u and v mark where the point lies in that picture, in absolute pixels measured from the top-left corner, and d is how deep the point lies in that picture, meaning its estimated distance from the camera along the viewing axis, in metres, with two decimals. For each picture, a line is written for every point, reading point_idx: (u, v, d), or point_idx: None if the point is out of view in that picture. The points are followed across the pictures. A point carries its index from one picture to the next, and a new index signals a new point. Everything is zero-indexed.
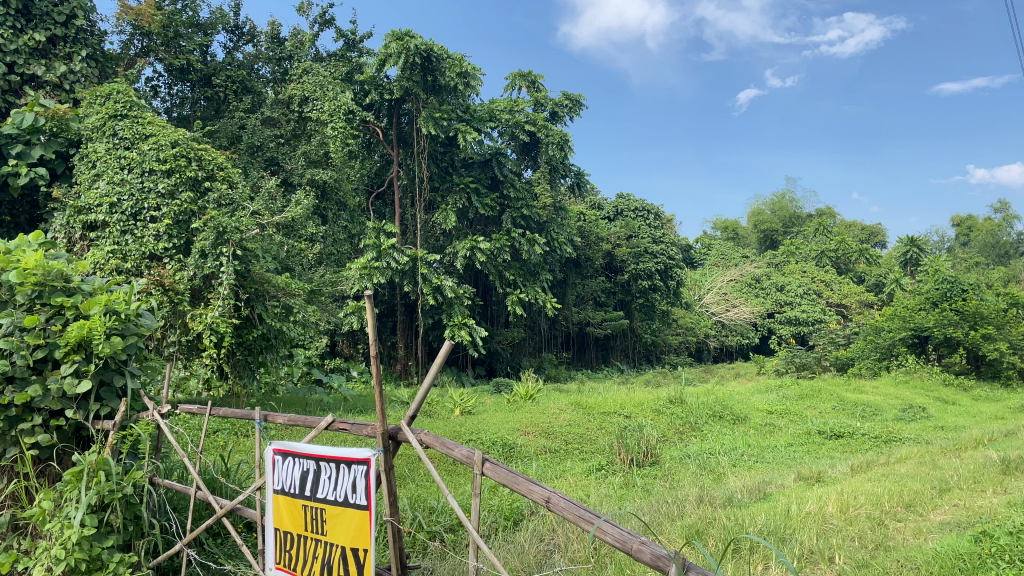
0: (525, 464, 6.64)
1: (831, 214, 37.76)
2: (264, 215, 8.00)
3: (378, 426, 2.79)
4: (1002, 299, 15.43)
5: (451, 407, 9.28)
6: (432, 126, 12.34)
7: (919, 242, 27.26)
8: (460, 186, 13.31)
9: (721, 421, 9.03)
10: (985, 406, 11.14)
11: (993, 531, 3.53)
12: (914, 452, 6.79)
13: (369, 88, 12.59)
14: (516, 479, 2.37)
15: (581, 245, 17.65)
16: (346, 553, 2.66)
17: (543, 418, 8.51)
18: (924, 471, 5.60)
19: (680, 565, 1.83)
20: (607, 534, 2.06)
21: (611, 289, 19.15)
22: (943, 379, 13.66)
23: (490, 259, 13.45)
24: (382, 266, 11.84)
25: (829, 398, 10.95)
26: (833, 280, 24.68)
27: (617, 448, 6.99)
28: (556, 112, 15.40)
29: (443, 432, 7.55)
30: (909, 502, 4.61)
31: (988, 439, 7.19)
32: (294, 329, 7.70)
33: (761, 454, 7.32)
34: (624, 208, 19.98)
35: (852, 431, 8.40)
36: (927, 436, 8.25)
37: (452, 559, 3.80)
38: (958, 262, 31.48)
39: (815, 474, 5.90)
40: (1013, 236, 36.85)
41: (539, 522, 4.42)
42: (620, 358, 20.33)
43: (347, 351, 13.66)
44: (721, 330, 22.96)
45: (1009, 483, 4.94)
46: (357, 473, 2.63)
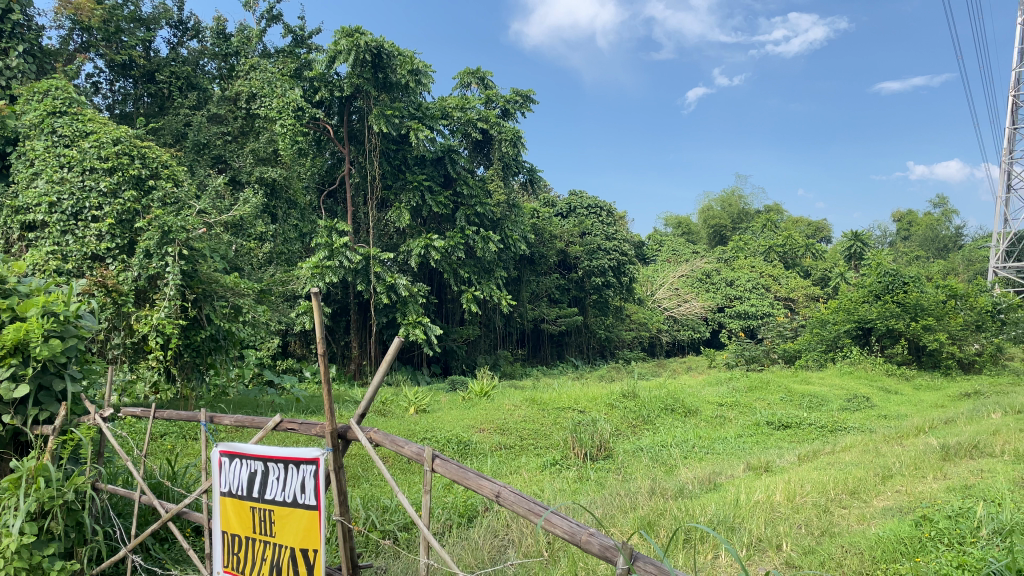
0: (480, 460, 6.64)
1: (778, 211, 38.55)
2: (212, 214, 7.84)
3: (326, 425, 2.77)
4: (940, 291, 15.94)
5: (406, 406, 9.23)
6: (383, 123, 12.26)
7: (862, 237, 28.00)
8: (413, 183, 13.25)
9: (673, 414, 9.18)
10: (927, 394, 11.52)
11: (933, 516, 3.67)
12: (859, 441, 6.99)
13: (319, 85, 12.44)
14: (466, 474, 2.41)
15: (535, 242, 17.68)
16: (297, 554, 2.64)
17: (497, 414, 8.52)
18: (868, 458, 5.78)
19: (627, 555, 1.90)
20: (556, 526, 2.11)
21: (564, 286, 19.28)
22: (886, 370, 14.08)
23: (444, 257, 13.40)
24: (334, 265, 11.74)
25: (779, 389, 11.20)
26: (780, 274, 25.22)
27: (572, 443, 7.04)
28: (507, 109, 15.40)
29: (397, 431, 7.50)
30: (854, 489, 4.75)
31: (929, 427, 7.44)
32: (244, 329, 7.54)
33: (712, 445, 7.47)
34: (578, 205, 20.02)
35: (800, 422, 8.61)
36: (872, 425, 8.50)
37: (405, 557, 3.80)
38: (899, 256, 32.44)
39: (764, 464, 6.03)
40: (951, 230, 38.11)
41: (493, 518, 4.43)
42: (575, 354, 20.50)
43: (299, 352, 13.50)
44: (673, 325, 23.30)
45: (947, 468, 5.12)
46: (306, 473, 2.60)
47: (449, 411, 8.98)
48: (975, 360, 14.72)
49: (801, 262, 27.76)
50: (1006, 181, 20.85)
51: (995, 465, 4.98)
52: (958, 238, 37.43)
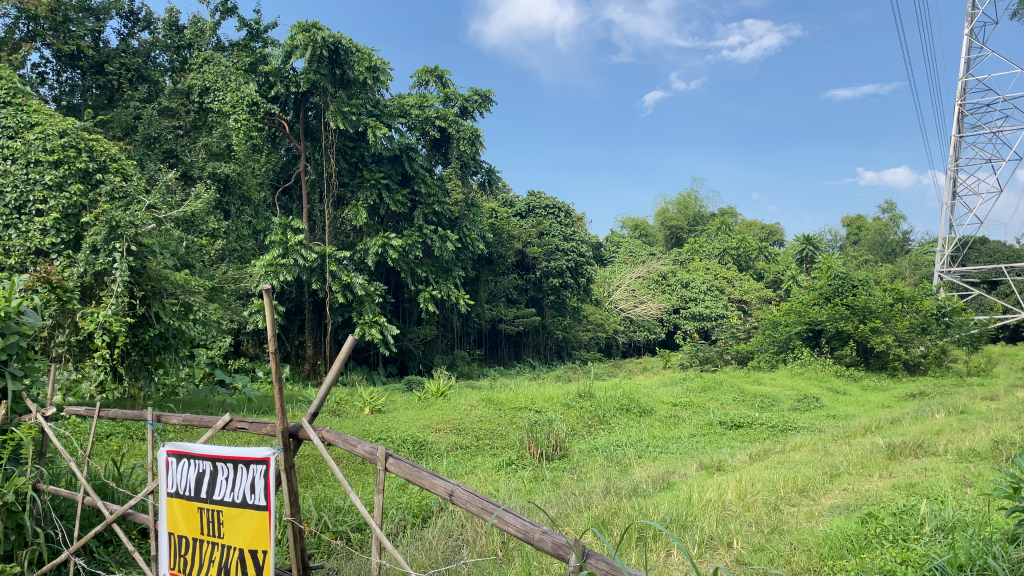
0: (435, 460, 6.61)
1: (733, 214, 39.16)
2: (162, 209, 7.66)
3: (278, 424, 2.74)
4: (887, 294, 16.35)
5: (361, 406, 9.14)
6: (340, 120, 12.15)
7: (813, 241, 28.60)
8: (370, 181, 13.14)
9: (628, 414, 9.27)
10: (873, 395, 11.83)
11: (879, 514, 3.77)
12: (808, 440, 7.15)
13: (275, 80, 12.27)
14: (419, 473, 2.42)
15: (493, 242, 17.64)
16: (245, 556, 2.59)
17: (454, 414, 8.50)
18: (817, 457, 5.91)
19: (579, 553, 1.94)
20: (509, 524, 2.13)
21: (522, 286, 19.32)
22: (835, 370, 14.42)
23: (401, 256, 13.32)
24: (289, 263, 11.61)
25: (731, 390, 11.39)
26: (734, 277, 25.63)
27: (527, 442, 7.07)
28: (465, 108, 15.37)
29: (351, 431, 7.42)
30: (803, 487, 4.85)
31: (876, 427, 7.64)
32: (195, 328, 7.38)
33: (666, 445, 7.56)
34: (536, 205, 20.05)
35: (751, 421, 8.76)
36: (821, 425, 8.70)
37: (357, 558, 3.77)
38: (848, 259, 33.22)
39: (716, 463, 6.12)
40: (898, 235, 39.15)
41: (447, 518, 4.41)
42: (532, 354, 20.55)
43: (252, 351, 13.29)
44: (630, 326, 23.52)
45: (893, 467, 5.25)
46: (256, 473, 2.57)
47: (404, 411, 8.93)
48: (920, 361, 15.12)
49: (754, 265, 28.26)
50: (950, 188, 21.47)
51: (938, 464, 5.13)
52: (905, 243, 38.48)
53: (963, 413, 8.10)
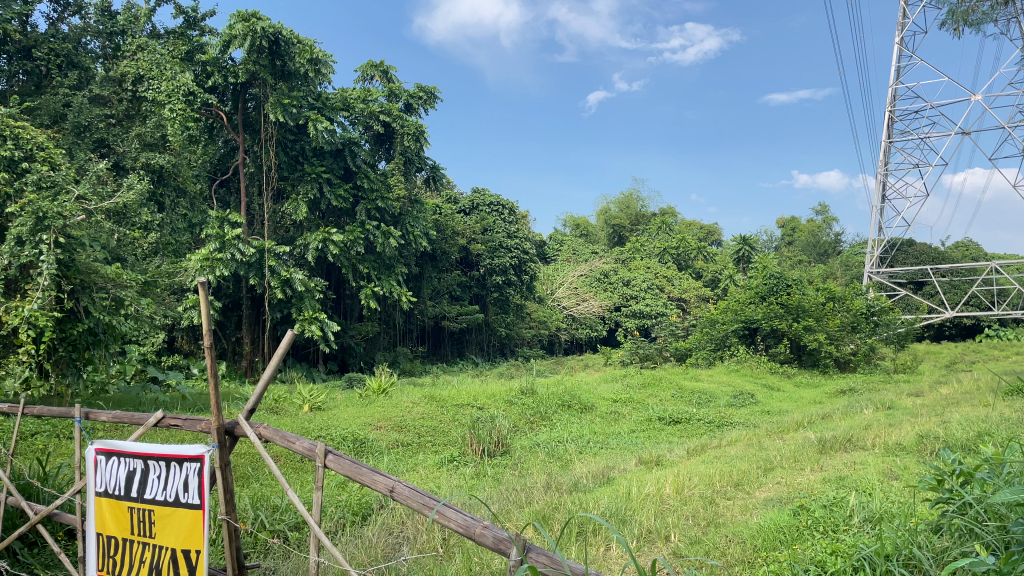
0: (376, 458, 6.56)
1: (674, 213, 39.79)
2: (92, 200, 7.38)
3: (213, 421, 2.71)
4: (820, 293, 16.79)
5: (300, 403, 9.01)
6: (280, 112, 11.95)
7: (750, 241, 29.26)
8: (311, 175, 12.96)
9: (569, 410, 9.35)
10: (805, 391, 12.20)
11: (810, 506, 3.89)
12: (743, 435, 7.32)
13: (212, 70, 11.97)
14: (360, 470, 2.46)
15: (437, 238, 17.56)
16: (177, 556, 2.54)
17: (395, 412, 8.44)
18: (752, 452, 6.06)
19: (520, 546, 1.98)
20: (450, 519, 2.17)
21: (465, 283, 19.28)
22: (770, 367, 14.81)
23: (343, 251, 13.18)
24: (226, 258, 11.41)
25: (668, 386, 11.62)
26: (673, 275, 26.07)
27: (469, 439, 7.07)
28: (409, 103, 15.27)
29: (291, 429, 7.29)
30: (738, 481, 4.97)
31: (808, 422, 7.88)
32: (127, 323, 7.14)
33: (606, 440, 7.66)
34: (480, 202, 20.05)
35: (689, 417, 8.93)
36: (755, 420, 8.93)
37: (295, 557, 3.72)
38: (783, 259, 34.14)
39: (654, 458, 6.23)
40: (831, 236, 40.38)
41: (388, 515, 4.38)
42: (475, 351, 20.51)
43: (187, 347, 12.96)
44: (572, 323, 23.69)
45: (824, 461, 5.42)
46: (189, 472, 2.52)
47: (345, 408, 8.84)
48: (850, 359, 15.64)
49: (694, 264, 28.80)
50: (880, 191, 22.21)
51: (866, 458, 5.31)
52: (837, 244, 39.66)
53: (890, 409, 8.40)
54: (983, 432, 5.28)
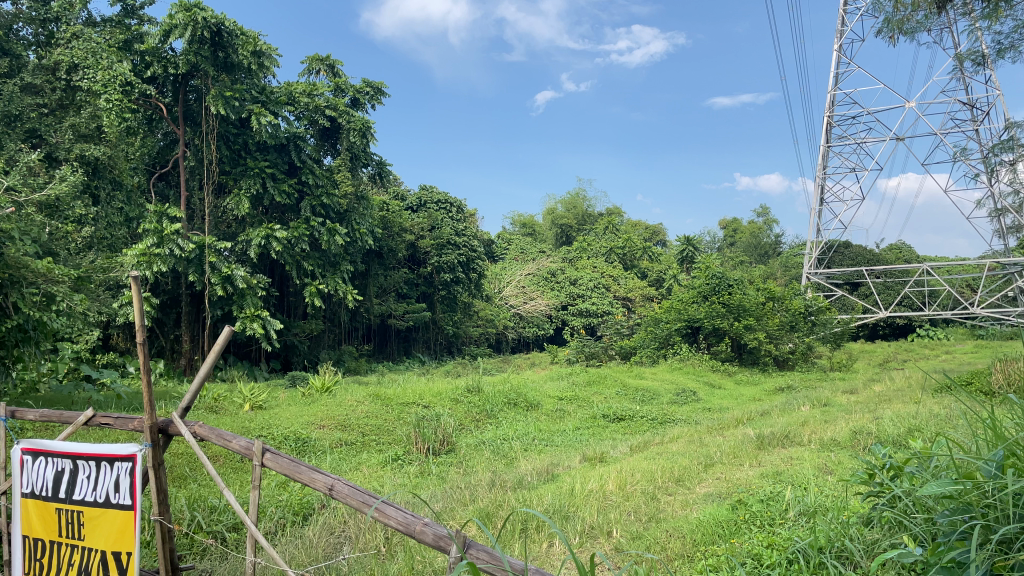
0: (318, 457, 6.49)
1: (619, 214, 40.27)
2: (22, 192, 7.10)
3: (145, 420, 2.68)
4: (760, 293, 17.20)
5: (241, 402, 8.83)
6: (221, 105, 11.74)
7: (693, 241, 29.76)
8: (254, 169, 12.72)
9: (515, 407, 9.39)
10: (746, 388, 12.48)
11: (748, 500, 4.00)
12: (685, 431, 7.46)
13: (150, 60, 11.63)
14: (298, 469, 2.47)
15: (383, 235, 17.40)
16: (107, 558, 2.46)
17: (340, 410, 8.34)
18: (693, 448, 6.19)
19: (461, 543, 1.98)
20: (390, 517, 2.17)
21: (412, 280, 19.18)
22: (712, 365, 15.14)
23: (286, 248, 12.97)
24: (163, 253, 11.19)
25: (613, 384, 11.75)
26: (619, 275, 26.38)
27: (413, 438, 7.03)
28: (356, 98, 15.12)
29: (230, 428, 7.13)
30: (679, 477, 5.07)
31: (748, 418, 8.07)
32: (59, 320, 6.90)
33: (551, 437, 7.71)
34: (427, 199, 19.99)
35: (632, 414, 9.06)
36: (697, 417, 9.11)
37: (232, 558, 3.65)
38: (725, 259, 34.87)
39: (599, 455, 6.29)
40: (771, 237, 41.40)
41: (330, 515, 4.33)
42: (422, 350, 20.37)
43: (122, 345, 12.58)
44: (519, 321, 23.76)
45: (762, 456, 5.56)
46: (120, 471, 2.45)
47: (287, 407, 8.70)
48: (789, 357, 16.06)
49: (639, 263, 29.16)
50: (818, 195, 22.82)
51: (802, 453, 5.46)
52: (777, 245, 40.68)
53: (826, 406, 8.67)
54: (913, 427, 5.50)
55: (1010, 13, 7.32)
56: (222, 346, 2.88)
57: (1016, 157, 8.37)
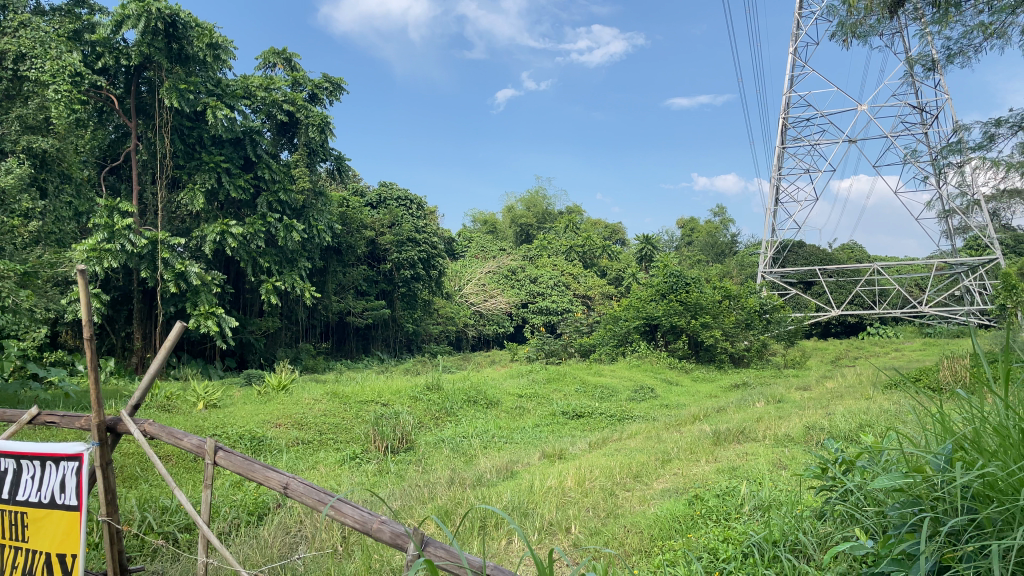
0: (274, 456, 6.40)
1: (579, 212, 40.55)
2: None
3: (92, 418, 2.63)
4: (717, 292, 17.47)
5: (194, 401, 8.67)
6: (175, 98, 11.55)
7: (652, 240, 30.04)
8: (209, 164, 12.51)
9: (475, 405, 9.39)
10: (703, 385, 12.67)
11: (704, 495, 4.07)
12: (643, 428, 7.54)
13: (102, 51, 11.35)
14: (252, 467, 2.44)
15: (342, 231, 17.23)
16: (51, 559, 2.40)
17: (296, 409, 8.24)
18: (650, 444, 6.27)
19: (418, 541, 1.97)
20: (346, 515, 2.15)
21: (372, 277, 19.03)
22: (670, 362, 15.32)
23: (242, 244, 12.79)
24: (114, 249, 10.95)
25: (573, 381, 11.82)
26: (579, 273, 26.54)
27: (372, 436, 6.98)
28: (314, 93, 14.98)
29: (183, 427, 7.00)
30: (637, 473, 5.12)
31: (704, 415, 8.21)
32: (4, 316, 6.70)
33: (511, 435, 7.72)
34: (387, 196, 19.93)
35: (591, 411, 9.13)
36: (654, 414, 9.22)
37: (184, 560, 3.59)
38: (682, 258, 35.35)
39: (557, 451, 6.33)
40: (727, 237, 42.06)
41: (285, 514, 4.27)
42: (381, 348, 20.23)
43: (71, 343, 12.26)
44: (479, 319, 23.73)
45: (717, 452, 5.64)
46: (67, 471, 2.39)
47: (242, 406, 8.58)
48: (744, 355, 16.34)
49: (598, 262, 29.34)
50: (773, 195, 23.21)
51: (757, 448, 5.56)
52: (734, 245, 41.34)
53: (780, 402, 8.84)
54: (864, 423, 5.64)
55: (959, 19, 7.53)
56: (173, 342, 2.83)
57: (963, 159, 8.62)
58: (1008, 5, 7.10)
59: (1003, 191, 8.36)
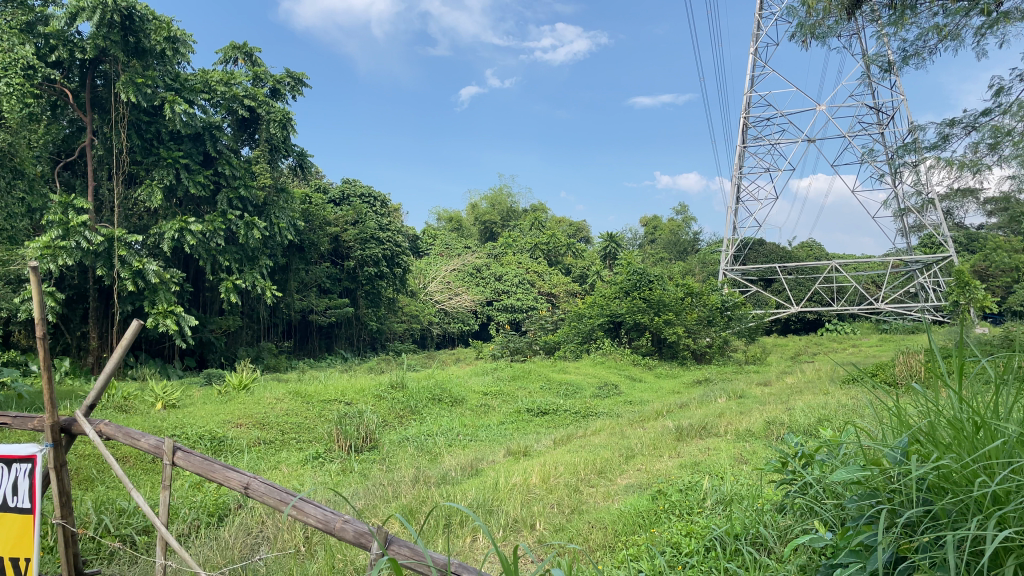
0: (235, 456, 6.31)
1: (543, 210, 40.67)
2: None
3: (46, 419, 2.58)
4: (679, 289, 17.71)
5: (152, 402, 8.52)
6: (132, 92, 11.32)
7: (616, 238, 30.23)
8: (167, 160, 12.29)
9: (439, 404, 9.35)
10: (665, 381, 12.80)
11: (667, 491, 4.11)
12: (607, 425, 7.58)
13: (56, 43, 11.05)
14: (212, 467, 2.41)
15: (305, 228, 17.04)
16: (5, 563, 2.34)
17: (257, 408, 8.13)
18: (614, 440, 6.31)
19: (382, 540, 1.96)
20: (308, 515, 2.13)
21: (335, 275, 18.88)
22: (633, 359, 15.44)
23: (202, 242, 12.59)
24: (69, 246, 10.70)
25: (538, 378, 11.86)
26: (544, 271, 26.63)
27: (335, 435, 6.93)
28: (276, 88, 14.79)
29: (141, 428, 6.86)
30: (601, 469, 5.15)
31: (667, 410, 8.30)
32: None
33: (476, 433, 7.72)
34: (350, 192, 19.79)
35: (556, 408, 9.17)
36: (618, 410, 9.29)
37: (142, 562, 3.53)
38: (646, 256, 35.68)
39: (522, 449, 6.34)
40: (689, 235, 42.53)
41: (246, 515, 4.22)
42: (344, 346, 20.09)
43: (23, 343, 11.95)
44: (444, 317, 23.69)
45: (680, 448, 5.70)
46: (20, 473, 2.34)
47: (202, 406, 8.45)
48: (706, 351, 16.57)
49: (563, 260, 29.41)
50: (735, 193, 23.52)
51: (719, 443, 5.63)
52: (695, 243, 41.82)
53: (742, 397, 8.97)
54: (823, 417, 5.73)
55: (914, 21, 7.70)
56: (130, 339, 2.78)
57: (918, 159, 8.82)
58: (961, 7, 7.27)
59: (956, 190, 8.56)
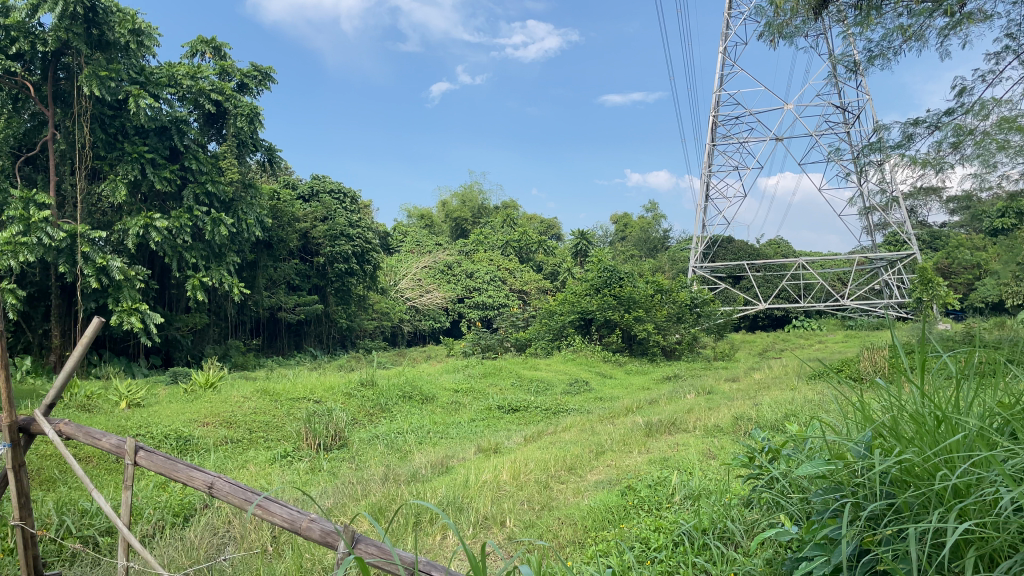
0: (201, 455, 6.23)
1: (515, 207, 40.70)
2: None
3: (4, 419, 2.53)
4: (649, 286, 17.82)
5: (116, 400, 8.38)
6: (96, 85, 11.11)
7: (587, 236, 30.34)
8: (133, 154, 12.09)
9: (410, 401, 9.32)
10: (634, 378, 12.88)
11: (636, 486, 4.14)
12: (577, 421, 7.62)
13: (16, 35, 10.79)
14: (175, 467, 2.38)
15: (273, 225, 16.86)
16: None
17: (224, 407, 8.03)
18: (583, 437, 6.34)
19: (348, 539, 1.95)
20: (274, 514, 2.12)
21: (305, 272, 18.70)
22: (603, 356, 15.51)
23: (168, 238, 12.41)
24: (31, 242, 10.47)
25: (508, 375, 11.85)
26: (515, 268, 26.68)
27: (304, 434, 6.87)
28: (244, 82, 14.63)
29: (104, 427, 6.74)
30: (571, 465, 5.17)
31: (637, 407, 8.35)
32: None
33: (446, 430, 7.70)
34: (320, 189, 19.61)
35: (526, 405, 9.18)
36: (588, 407, 9.33)
37: (105, 564, 3.48)
38: (616, 253, 35.89)
39: (492, 446, 6.34)
40: (659, 233, 42.85)
41: (212, 515, 4.16)
42: (314, 344, 19.94)
43: None
44: (415, 314, 23.59)
45: (649, 444, 5.73)
46: None
47: (167, 405, 8.33)
48: (675, 347, 16.70)
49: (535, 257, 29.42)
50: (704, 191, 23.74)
51: (687, 439, 5.67)
52: (666, 240, 42.14)
53: (710, 394, 9.06)
54: (789, 413, 5.81)
55: (879, 22, 7.80)
56: (91, 337, 2.74)
57: (883, 158, 8.96)
58: (925, 8, 7.39)
59: (919, 188, 8.72)
